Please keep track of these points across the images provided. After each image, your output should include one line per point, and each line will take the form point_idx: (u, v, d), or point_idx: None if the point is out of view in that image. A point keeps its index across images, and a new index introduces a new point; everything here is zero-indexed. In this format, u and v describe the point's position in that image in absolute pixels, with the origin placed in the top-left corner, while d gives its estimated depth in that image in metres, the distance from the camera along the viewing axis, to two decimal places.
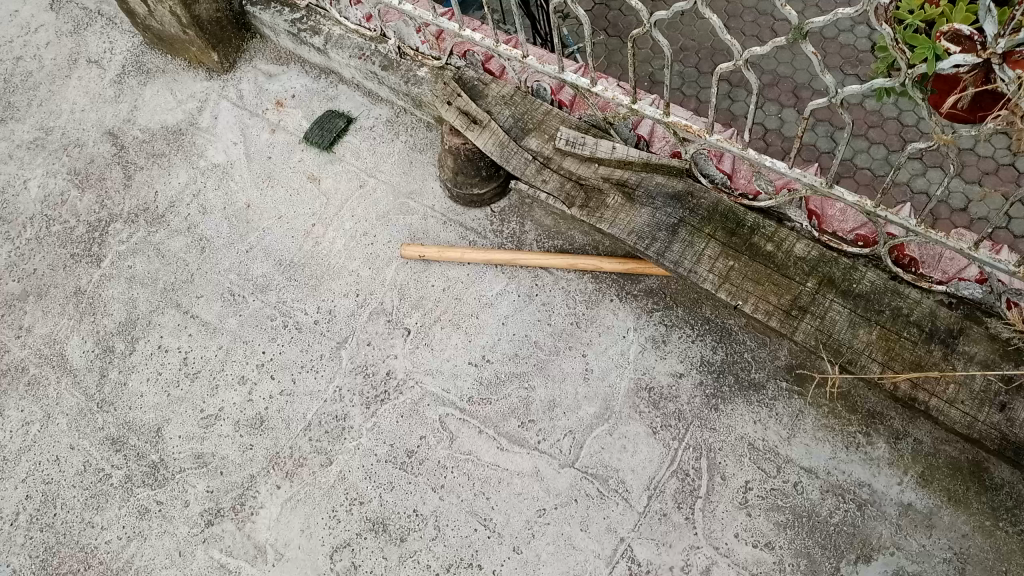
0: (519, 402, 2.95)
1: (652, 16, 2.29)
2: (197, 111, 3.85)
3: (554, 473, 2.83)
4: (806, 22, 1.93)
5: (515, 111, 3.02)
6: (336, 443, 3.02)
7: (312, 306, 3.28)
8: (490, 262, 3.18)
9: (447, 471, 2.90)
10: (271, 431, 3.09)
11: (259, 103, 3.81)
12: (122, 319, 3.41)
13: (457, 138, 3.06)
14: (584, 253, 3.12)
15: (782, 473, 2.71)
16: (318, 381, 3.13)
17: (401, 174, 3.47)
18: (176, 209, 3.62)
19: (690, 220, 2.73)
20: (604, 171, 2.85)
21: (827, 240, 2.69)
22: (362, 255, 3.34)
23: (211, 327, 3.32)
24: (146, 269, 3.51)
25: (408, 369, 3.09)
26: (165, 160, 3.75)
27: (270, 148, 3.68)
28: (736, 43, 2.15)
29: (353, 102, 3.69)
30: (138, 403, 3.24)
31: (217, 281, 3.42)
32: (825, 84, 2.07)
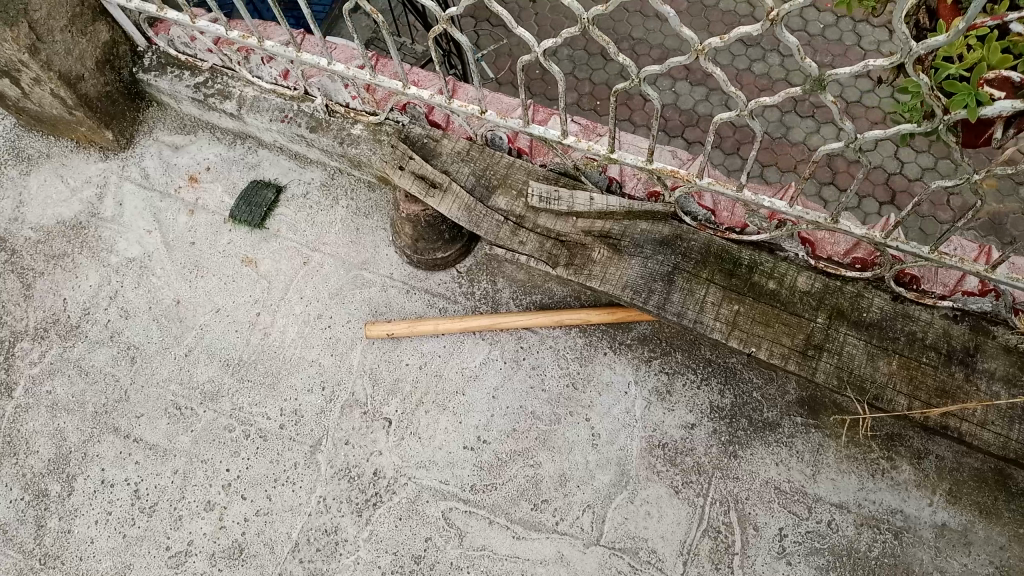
0: (527, 482, 2.72)
1: (641, 71, 2.06)
2: (97, 198, 3.36)
3: (580, 554, 2.63)
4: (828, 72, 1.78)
5: (475, 167, 2.78)
6: (331, 561, 2.70)
7: (273, 409, 2.92)
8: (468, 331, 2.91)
9: (463, 572, 2.65)
10: (254, 559, 2.74)
11: (169, 180, 3.36)
12: (51, 455, 2.95)
13: (417, 206, 2.81)
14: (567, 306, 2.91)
15: (815, 513, 2.58)
16: (297, 494, 2.79)
17: (348, 245, 3.15)
18: (91, 315, 3.16)
19: (685, 266, 2.56)
20: (584, 224, 2.65)
21: (823, 266, 2.61)
22: (321, 340, 3.00)
23: (161, 450, 2.92)
24: (68, 391, 3.04)
25: (397, 465, 2.79)
26: (67, 261, 3.25)
27: (191, 231, 3.26)
28: (742, 95, 1.94)
29: (279, 168, 3.33)
30: (89, 552, 2.81)
31: (158, 394, 3.00)
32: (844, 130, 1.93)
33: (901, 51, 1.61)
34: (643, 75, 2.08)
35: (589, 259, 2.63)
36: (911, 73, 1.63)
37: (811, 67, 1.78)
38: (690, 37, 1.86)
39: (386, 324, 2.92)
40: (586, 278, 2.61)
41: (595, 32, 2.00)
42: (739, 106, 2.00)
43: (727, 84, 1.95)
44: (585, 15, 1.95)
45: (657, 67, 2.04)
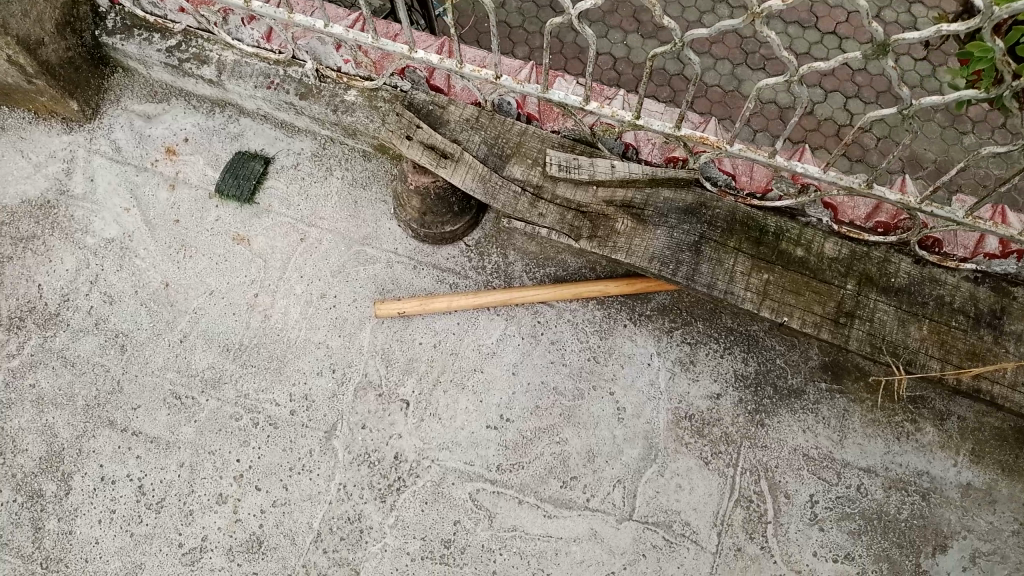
0: (555, 459, 2.70)
1: (687, 37, 1.96)
2: (65, 173, 3.08)
3: (613, 530, 2.64)
4: (894, 38, 1.73)
5: (486, 136, 2.63)
6: (357, 550, 2.64)
7: (282, 395, 2.79)
8: (481, 307, 2.81)
9: (495, 553, 2.63)
10: (274, 551, 2.65)
11: (144, 153, 3.11)
12: (42, 454, 2.77)
13: (427, 178, 2.66)
14: (584, 278, 2.83)
15: (844, 479, 2.65)
16: (315, 483, 2.70)
17: (348, 218, 2.98)
18: (71, 302, 2.94)
19: (712, 236, 2.50)
20: (605, 193, 2.55)
21: (846, 231, 2.58)
22: (327, 322, 2.87)
23: (164, 443, 2.77)
24: (54, 385, 2.84)
25: (419, 448, 2.71)
26: (38, 244, 3.00)
27: (175, 208, 3.05)
28: (797, 62, 1.88)
29: (264, 137, 3.09)
30: (95, 553, 2.67)
31: (154, 384, 2.84)
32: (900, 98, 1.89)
33: (984, 18, 1.58)
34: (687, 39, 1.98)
35: (612, 231, 2.54)
36: (989, 39, 1.61)
37: (878, 32, 1.71)
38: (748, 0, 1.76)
39: (396, 301, 2.79)
40: (612, 250, 2.53)
41: None
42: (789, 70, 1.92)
43: (781, 49, 1.87)
44: None
45: (703, 30, 1.94)
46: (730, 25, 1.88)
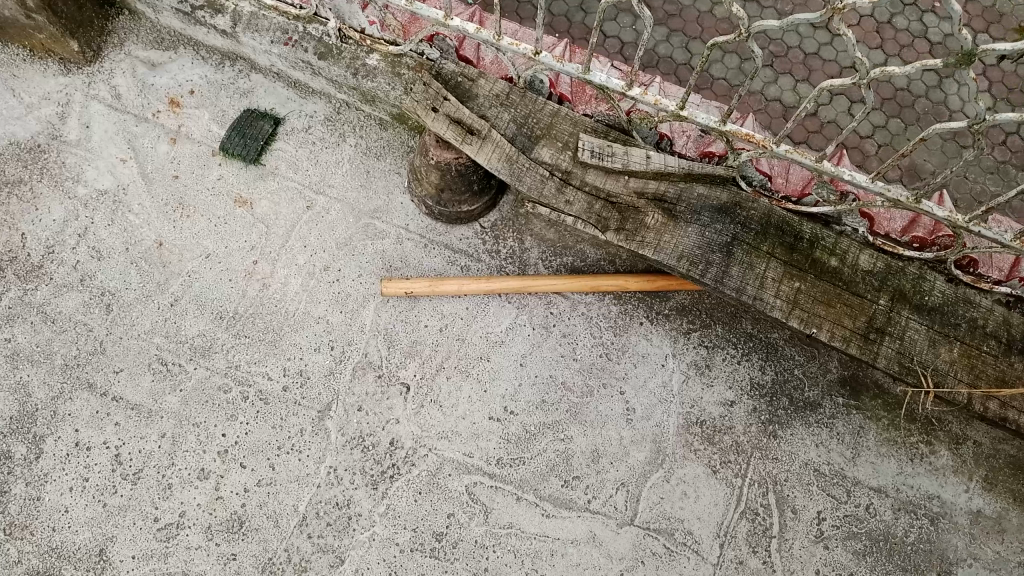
0: (558, 457, 2.56)
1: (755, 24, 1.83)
2: (59, 118, 2.89)
3: (613, 535, 2.50)
4: (984, 47, 1.63)
5: (516, 114, 2.49)
6: (344, 538, 2.49)
7: (276, 369, 2.65)
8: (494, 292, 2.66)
9: (488, 551, 2.48)
10: (256, 533, 2.50)
11: (146, 104, 2.93)
12: (13, 413, 2.60)
13: (450, 153, 2.52)
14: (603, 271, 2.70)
15: (853, 497, 2.54)
16: (304, 464, 2.55)
17: (358, 189, 2.84)
18: (56, 255, 2.76)
19: (745, 237, 2.42)
20: (637, 185, 2.44)
21: (881, 243, 2.49)
22: (329, 296, 2.72)
23: (146, 411, 2.62)
24: (33, 341, 2.67)
25: (416, 435, 2.58)
26: (25, 189, 2.81)
27: (174, 163, 2.88)
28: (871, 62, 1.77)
29: (275, 97, 2.93)
30: (63, 522, 2.51)
31: (140, 347, 2.68)
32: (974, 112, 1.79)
33: None
34: (754, 29, 1.88)
35: (642, 224, 2.44)
36: None
37: (966, 38, 1.64)
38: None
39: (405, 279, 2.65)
40: (639, 244, 2.43)
41: None
42: (860, 73, 1.84)
43: (855, 49, 1.78)
44: None
45: (772, 22, 1.85)
46: (803, 19, 1.80)
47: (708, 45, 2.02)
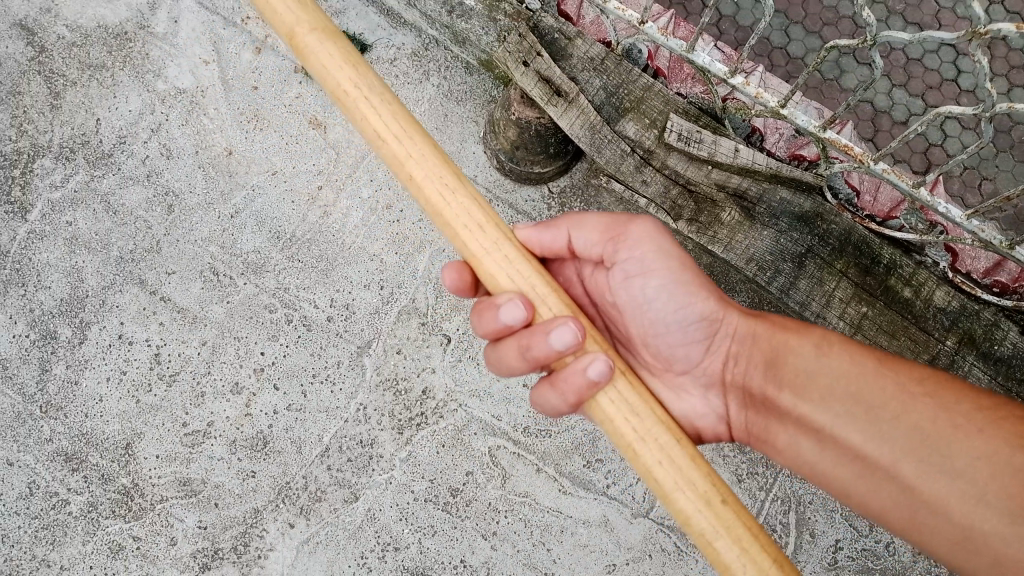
0: (585, 437, 2.54)
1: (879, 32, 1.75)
2: (148, 7, 2.83)
3: (626, 523, 2.49)
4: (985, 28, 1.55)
5: (608, 81, 2.37)
6: (362, 475, 2.53)
7: (323, 298, 2.64)
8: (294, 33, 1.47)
9: (500, 515, 2.50)
10: (278, 456, 2.55)
11: (236, 7, 2.83)
12: (63, 295, 2.66)
13: (532, 111, 2.45)
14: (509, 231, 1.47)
15: (874, 532, 2.48)
16: (335, 397, 2.57)
17: (432, 131, 2.77)
18: (126, 146, 2.76)
19: (820, 252, 2.32)
20: (719, 177, 2.33)
21: (959, 281, 2.32)
22: (386, 235, 2.68)
23: (191, 316, 2.63)
24: (93, 228, 2.70)
25: (449, 388, 2.57)
26: (106, 75, 2.80)
27: (255, 73, 2.79)
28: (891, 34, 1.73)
29: (366, 22, 2.82)
30: (96, 410, 2.58)
31: (194, 253, 2.68)
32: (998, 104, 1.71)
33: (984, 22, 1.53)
34: (876, 41, 1.81)
35: (719, 219, 2.36)
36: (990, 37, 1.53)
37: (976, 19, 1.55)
38: (980, 16, 1.55)
39: None
40: (709, 241, 2.37)
41: None
42: (983, 105, 1.75)
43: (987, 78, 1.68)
44: None
45: (904, 33, 1.74)
46: (939, 37, 1.68)
47: (828, 45, 1.96)
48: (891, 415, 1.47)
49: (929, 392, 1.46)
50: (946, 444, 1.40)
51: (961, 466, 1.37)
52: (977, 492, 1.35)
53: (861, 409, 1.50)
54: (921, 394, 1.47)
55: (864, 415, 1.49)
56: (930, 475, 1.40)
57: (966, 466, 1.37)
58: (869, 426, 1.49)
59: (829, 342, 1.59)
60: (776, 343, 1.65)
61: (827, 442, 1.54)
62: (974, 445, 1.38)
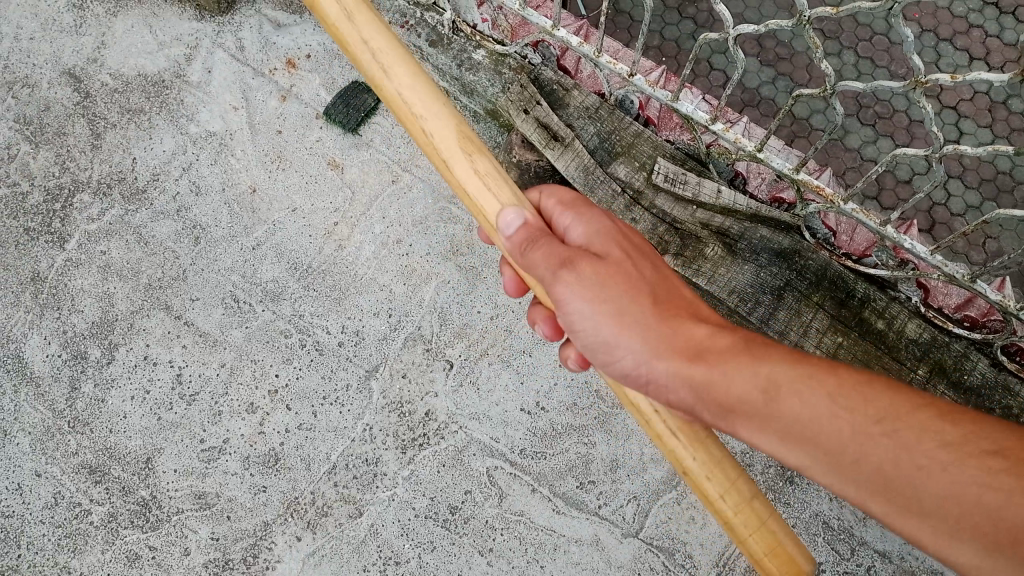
0: (578, 459, 2.68)
1: (836, 84, 2.03)
2: (185, 59, 3.12)
3: (616, 543, 2.62)
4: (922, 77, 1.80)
5: (601, 128, 2.62)
6: (366, 492, 2.67)
7: (335, 324, 2.83)
8: None
9: (497, 533, 2.62)
10: (287, 472, 2.70)
11: (265, 60, 3.11)
12: (95, 319, 2.85)
13: (532, 153, 2.63)
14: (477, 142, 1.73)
15: (856, 556, 2.59)
16: (343, 417, 2.73)
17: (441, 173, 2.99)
18: (159, 183, 2.99)
19: (798, 285, 2.48)
20: (703, 216, 2.52)
21: (931, 315, 2.49)
22: (396, 267, 2.88)
23: (212, 340, 2.82)
24: (124, 257, 2.92)
25: (450, 411, 2.73)
26: (143, 119, 3.06)
27: (280, 118, 3.05)
28: (840, 85, 2.01)
29: None
30: (120, 426, 2.75)
31: (217, 281, 2.89)
32: (938, 144, 1.98)
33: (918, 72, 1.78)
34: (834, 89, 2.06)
35: (702, 254, 2.50)
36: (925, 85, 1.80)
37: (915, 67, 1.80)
38: (919, 66, 1.79)
39: None
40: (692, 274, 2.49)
41: (809, 32, 1.96)
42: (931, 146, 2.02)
43: (931, 124, 1.94)
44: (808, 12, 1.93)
45: (857, 84, 2.01)
46: (886, 86, 1.96)
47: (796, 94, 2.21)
48: (853, 460, 1.33)
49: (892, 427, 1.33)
50: (909, 481, 1.29)
51: (931, 505, 1.27)
52: (948, 530, 1.25)
53: (826, 457, 1.36)
54: (882, 434, 1.33)
55: (830, 462, 1.35)
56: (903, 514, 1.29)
57: (936, 503, 1.26)
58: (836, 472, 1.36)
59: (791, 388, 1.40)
60: (716, 387, 1.43)
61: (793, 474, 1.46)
62: (968, 487, 1.24)
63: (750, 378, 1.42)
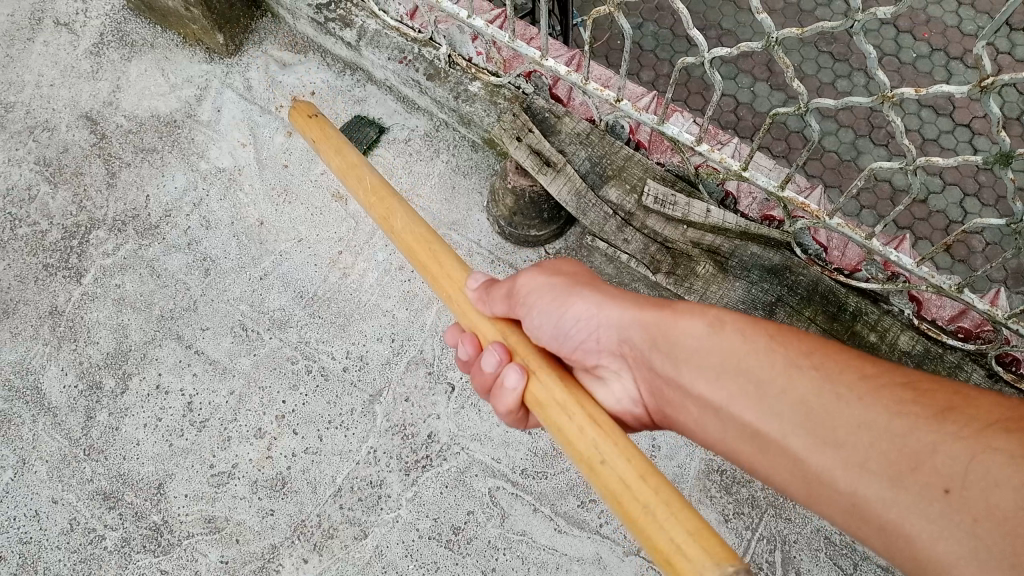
0: (579, 478, 2.71)
1: (811, 102, 2.09)
2: (196, 100, 3.26)
3: (617, 561, 2.63)
4: (890, 91, 1.87)
5: (593, 153, 2.68)
6: (371, 514, 2.72)
7: (339, 350, 2.90)
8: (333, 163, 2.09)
9: (499, 552, 2.65)
10: (294, 495, 2.76)
11: (272, 98, 3.24)
12: (109, 350, 2.96)
13: (525, 180, 2.72)
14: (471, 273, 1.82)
15: (860, 571, 2.58)
16: (348, 440, 2.79)
17: (442, 201, 3.08)
18: (171, 218, 3.11)
19: (789, 300, 2.52)
20: (693, 235, 2.58)
21: (925, 328, 2.51)
22: (399, 293, 2.96)
23: (221, 367, 2.91)
24: (138, 289, 3.03)
25: (453, 432, 2.78)
26: (156, 157, 3.19)
27: (286, 153, 3.17)
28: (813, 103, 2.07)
29: (384, 108, 3.19)
30: (133, 453, 2.84)
31: (226, 311, 2.98)
32: (910, 155, 2.03)
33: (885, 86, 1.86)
34: (810, 106, 2.12)
35: (695, 272, 2.58)
36: (893, 99, 1.87)
37: (881, 81, 1.87)
38: (882, 82, 1.87)
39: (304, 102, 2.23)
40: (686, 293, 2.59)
41: (777, 54, 2.03)
42: (907, 159, 2.08)
43: (903, 136, 1.99)
44: (774, 35, 1.98)
45: (830, 101, 2.07)
46: (857, 101, 2.01)
47: (772, 112, 2.26)
48: (778, 393, 1.47)
49: (819, 367, 1.47)
50: (827, 415, 1.40)
51: (846, 434, 1.36)
52: (859, 459, 1.33)
53: (750, 389, 1.50)
54: (810, 368, 1.48)
55: (753, 394, 1.50)
56: (816, 445, 1.39)
57: (851, 433, 1.36)
58: (763, 411, 1.48)
59: (737, 335, 1.56)
60: (666, 330, 1.62)
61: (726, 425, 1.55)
62: (880, 417, 1.35)
63: (697, 323, 1.59)
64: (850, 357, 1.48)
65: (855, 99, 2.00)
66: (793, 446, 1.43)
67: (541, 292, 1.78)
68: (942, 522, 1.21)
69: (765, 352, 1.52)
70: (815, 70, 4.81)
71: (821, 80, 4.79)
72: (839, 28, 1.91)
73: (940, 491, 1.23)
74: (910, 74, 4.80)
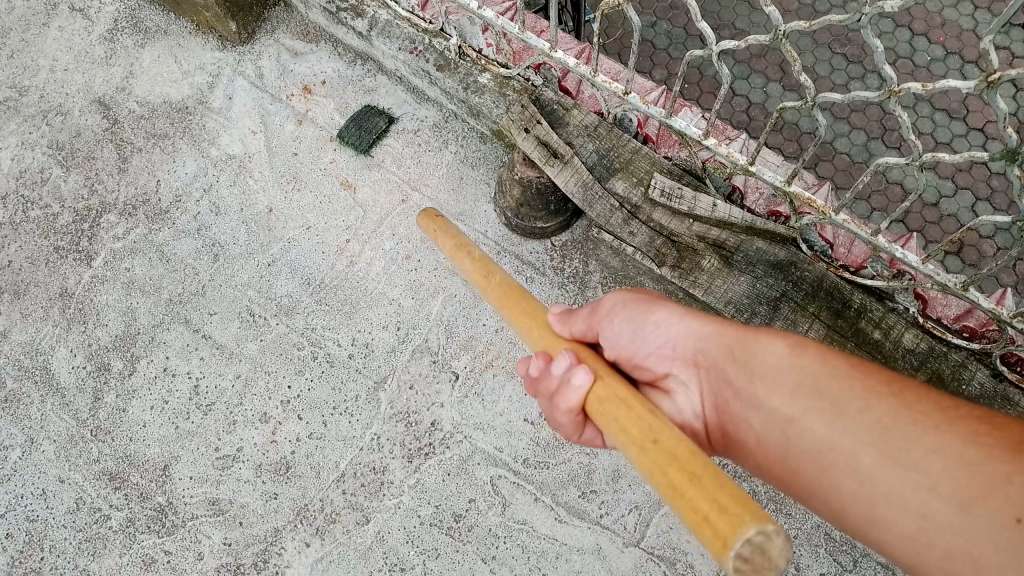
0: (581, 469, 2.72)
1: (818, 96, 2.10)
2: (208, 87, 3.29)
3: (617, 551, 2.65)
4: (897, 86, 1.88)
5: (601, 146, 2.69)
6: (373, 500, 2.74)
7: (345, 337, 2.92)
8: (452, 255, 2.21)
9: (500, 541, 2.67)
10: (298, 479, 2.78)
11: (283, 86, 3.26)
12: (118, 332, 2.99)
13: (533, 171, 2.75)
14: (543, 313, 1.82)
15: (859, 567, 2.59)
16: (352, 427, 2.81)
17: (450, 192, 3.10)
18: (182, 204, 3.14)
19: (794, 296, 2.53)
20: (699, 229, 2.58)
21: (930, 326, 2.52)
22: (405, 282, 2.98)
23: (228, 352, 2.94)
24: (147, 274, 3.05)
25: (456, 421, 2.80)
26: (168, 143, 3.22)
27: (296, 141, 3.19)
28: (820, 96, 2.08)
29: (395, 98, 3.21)
30: (140, 434, 2.87)
31: (234, 296, 3.01)
32: (917, 151, 2.04)
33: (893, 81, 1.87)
34: (818, 100, 2.13)
35: (701, 266, 2.59)
36: (901, 94, 1.87)
37: (889, 76, 1.88)
38: (890, 76, 1.88)
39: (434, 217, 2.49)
40: (690, 286, 2.60)
41: (786, 47, 2.04)
42: (913, 155, 2.08)
43: (909, 131, 2.00)
44: (783, 28, 1.99)
45: (837, 95, 2.08)
46: (865, 96, 2.01)
47: (779, 107, 2.26)
48: (852, 411, 1.31)
49: (900, 394, 1.31)
50: (901, 434, 1.26)
51: (920, 460, 1.22)
52: (933, 486, 1.19)
53: (824, 405, 1.34)
54: (889, 390, 1.32)
55: (827, 409, 1.33)
56: (882, 463, 1.25)
57: (927, 459, 1.21)
58: (832, 427, 1.32)
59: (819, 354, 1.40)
60: (745, 345, 1.47)
61: (789, 444, 1.38)
62: (959, 445, 1.21)
63: (778, 343, 1.43)
64: (934, 390, 1.34)
65: (863, 95, 2.01)
66: (855, 462, 1.27)
67: (620, 306, 1.68)
68: (1014, 556, 1.08)
69: (848, 371, 1.36)
70: (826, 70, 4.80)
71: (832, 80, 4.78)
72: (848, 22, 1.92)
73: (1014, 522, 1.10)
74: (922, 76, 4.78)
